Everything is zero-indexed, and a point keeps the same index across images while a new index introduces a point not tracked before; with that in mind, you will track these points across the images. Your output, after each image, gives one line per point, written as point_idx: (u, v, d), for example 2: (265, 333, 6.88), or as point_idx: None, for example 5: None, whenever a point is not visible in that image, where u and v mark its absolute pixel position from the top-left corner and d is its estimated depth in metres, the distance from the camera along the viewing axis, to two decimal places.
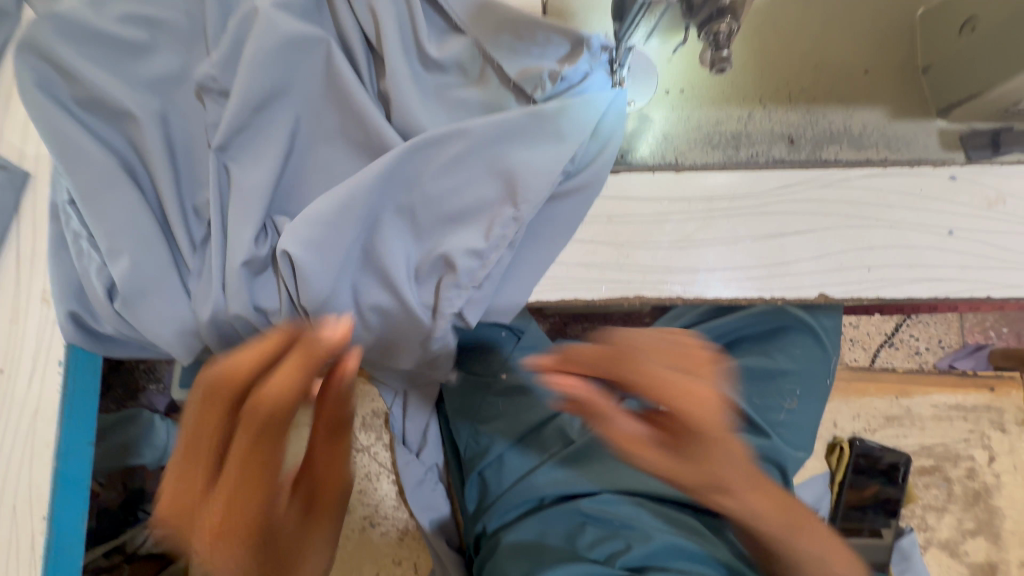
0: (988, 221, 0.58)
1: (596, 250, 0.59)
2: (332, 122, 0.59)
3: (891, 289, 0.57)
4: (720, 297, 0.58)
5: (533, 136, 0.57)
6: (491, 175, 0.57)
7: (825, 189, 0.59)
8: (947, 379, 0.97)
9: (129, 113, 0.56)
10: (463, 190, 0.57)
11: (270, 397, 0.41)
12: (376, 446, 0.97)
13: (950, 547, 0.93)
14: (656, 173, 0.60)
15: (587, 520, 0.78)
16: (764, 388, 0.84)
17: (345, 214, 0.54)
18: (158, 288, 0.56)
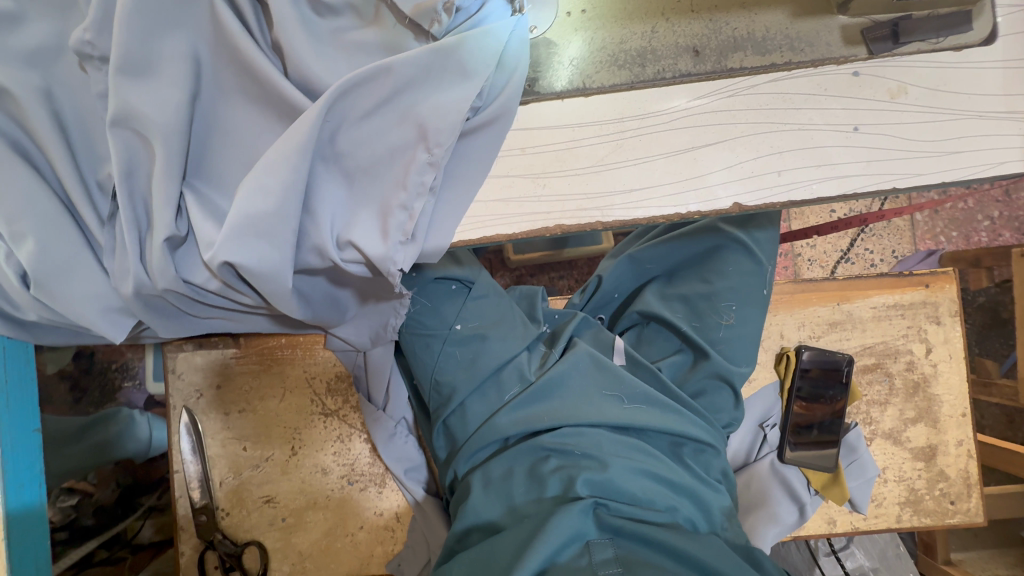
0: (891, 112, 0.59)
1: (513, 184, 0.59)
2: (229, 78, 0.57)
3: (802, 191, 0.59)
4: (639, 216, 0.59)
5: (437, 78, 0.56)
6: (402, 127, 0.56)
7: (732, 98, 0.59)
8: (886, 280, 1.01)
9: (8, 90, 0.53)
10: (378, 146, 0.56)
11: None
12: (345, 409, 0.99)
13: (894, 436, 0.99)
14: (565, 100, 0.60)
15: (551, 453, 0.76)
16: (700, 310, 0.90)
17: (281, 189, 0.53)
18: (76, 269, 0.56)
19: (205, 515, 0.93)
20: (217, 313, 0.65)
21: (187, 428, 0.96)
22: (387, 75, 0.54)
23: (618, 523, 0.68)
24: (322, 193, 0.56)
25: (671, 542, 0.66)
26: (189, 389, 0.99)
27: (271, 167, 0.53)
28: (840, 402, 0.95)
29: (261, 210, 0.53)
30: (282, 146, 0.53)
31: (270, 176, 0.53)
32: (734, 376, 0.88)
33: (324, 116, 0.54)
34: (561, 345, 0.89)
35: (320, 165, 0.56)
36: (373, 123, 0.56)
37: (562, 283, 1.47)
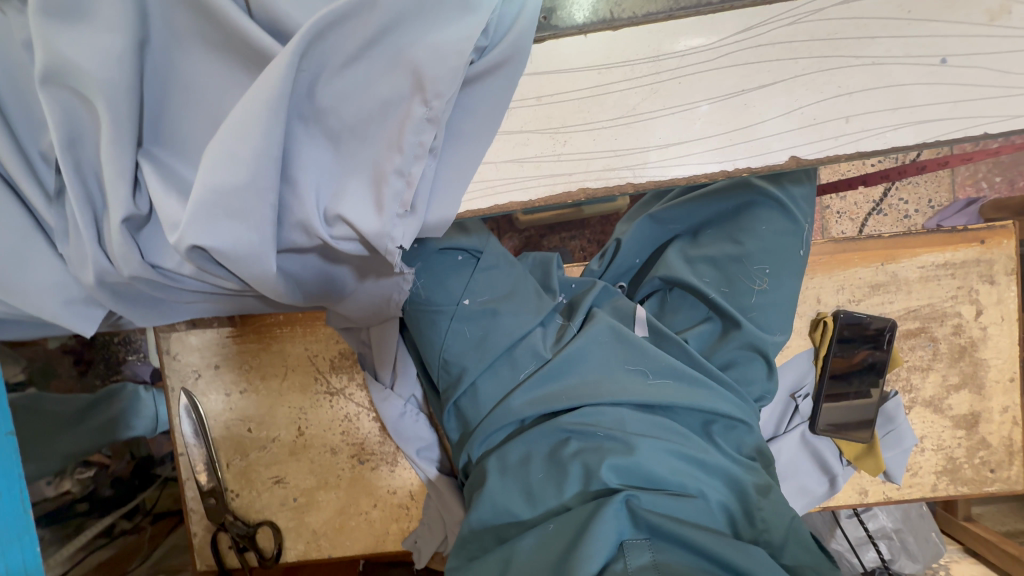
0: (989, 39, 0.48)
1: (528, 140, 0.50)
2: (176, 18, 0.46)
3: (872, 141, 0.49)
4: (677, 177, 0.50)
5: (433, 12, 0.46)
6: (393, 74, 0.46)
7: (793, 26, 0.48)
8: (936, 237, 0.92)
9: None
10: (366, 99, 0.47)
11: None
12: (351, 387, 0.94)
13: (935, 404, 0.93)
14: (590, 35, 0.49)
15: (572, 435, 0.70)
16: (730, 274, 0.82)
17: (251, 156, 0.44)
18: (26, 257, 0.48)
19: (214, 498, 0.90)
20: (194, 299, 0.58)
21: (186, 411, 0.90)
22: (372, 9, 0.44)
23: (656, 521, 0.60)
24: (302, 158, 0.48)
25: (713, 548, 0.58)
26: (187, 369, 0.94)
27: (237, 130, 0.44)
28: (880, 356, 0.87)
29: (230, 182, 0.44)
30: (248, 102, 0.43)
31: (237, 141, 0.44)
32: (768, 347, 0.81)
33: (297, 65, 0.44)
34: (579, 317, 0.82)
35: (297, 124, 0.47)
36: (357, 71, 0.46)
37: (574, 244, 1.38)
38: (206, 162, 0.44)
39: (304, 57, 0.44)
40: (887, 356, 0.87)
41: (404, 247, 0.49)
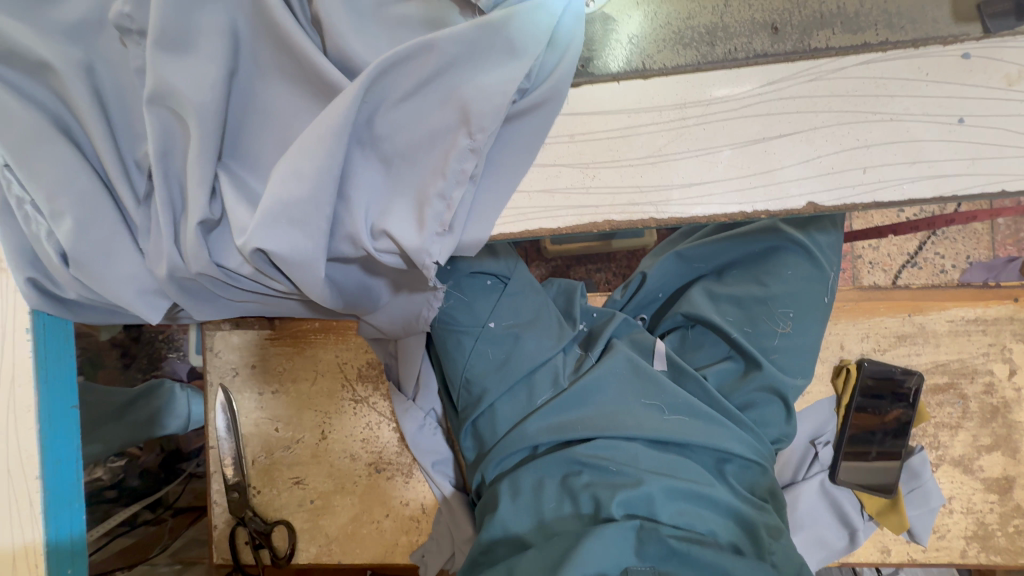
0: (1007, 103, 0.51)
1: (559, 174, 0.55)
2: (266, 54, 0.53)
3: (890, 191, 0.52)
4: (697, 215, 0.53)
5: (483, 57, 0.51)
6: (443, 109, 0.52)
7: (814, 83, 0.52)
8: (966, 292, 0.92)
9: (50, 66, 0.51)
10: (417, 129, 0.52)
11: None
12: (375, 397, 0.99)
13: (965, 464, 0.90)
14: (622, 82, 0.54)
15: (584, 468, 0.72)
16: (755, 314, 0.83)
17: (314, 174, 0.50)
18: (110, 249, 0.54)
19: (237, 493, 0.94)
20: (242, 298, 0.63)
21: (222, 407, 0.95)
22: (431, 52, 0.50)
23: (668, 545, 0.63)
24: (357, 177, 0.53)
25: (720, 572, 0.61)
26: (226, 366, 1.00)
27: (306, 150, 0.50)
28: (904, 413, 0.86)
29: (294, 196, 0.50)
30: (318, 128, 0.50)
31: (304, 160, 0.50)
32: (787, 389, 0.81)
33: (361, 97, 0.50)
34: (598, 348, 0.84)
35: (355, 148, 0.53)
36: (411, 104, 0.52)
37: (599, 276, 1.41)
38: (275, 178, 0.51)
39: (367, 92, 0.50)
40: (910, 416, 0.86)
41: (439, 263, 0.53)
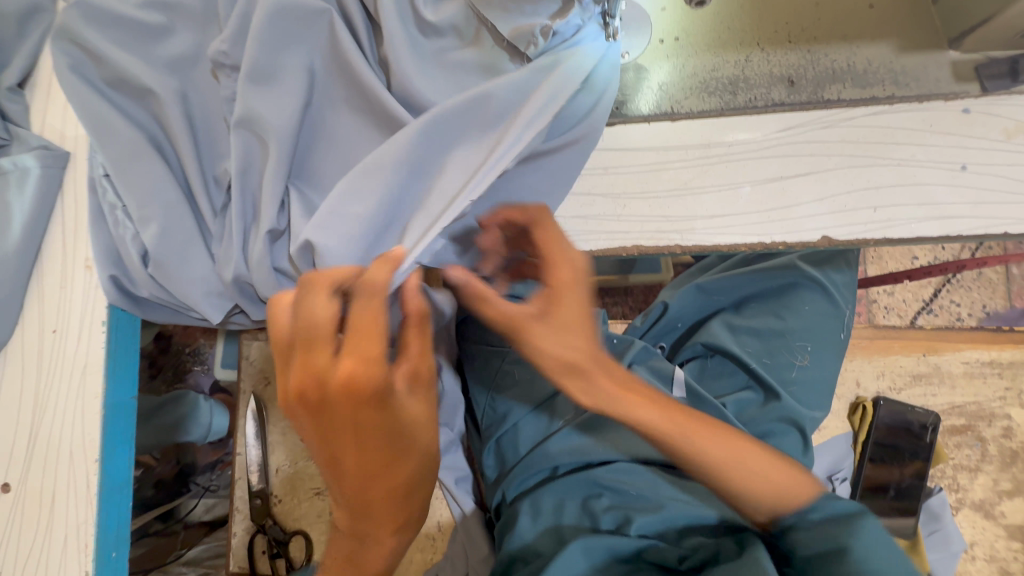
0: (1006, 153, 0.56)
1: (593, 202, 0.60)
2: (339, 89, 0.61)
3: (899, 229, 0.56)
4: (721, 243, 0.58)
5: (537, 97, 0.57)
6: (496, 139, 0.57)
7: (827, 130, 0.58)
8: (979, 335, 0.94)
9: (152, 92, 0.59)
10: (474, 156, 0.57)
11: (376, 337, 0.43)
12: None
13: (985, 508, 0.89)
14: (653, 123, 0.60)
15: (604, 491, 0.74)
16: (773, 347, 0.85)
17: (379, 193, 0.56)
18: (184, 253, 0.60)
19: (260, 500, 0.97)
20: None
21: (254, 415, 1.00)
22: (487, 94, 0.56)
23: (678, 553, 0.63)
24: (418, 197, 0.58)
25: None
26: (257, 376, 1.04)
27: (365, 172, 0.56)
28: (917, 462, 0.86)
29: (358, 211, 0.56)
30: (384, 153, 0.56)
31: (367, 181, 0.56)
32: (805, 421, 0.82)
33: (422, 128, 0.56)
34: None
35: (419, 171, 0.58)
36: (453, 137, 0.57)
37: (616, 309, 1.43)
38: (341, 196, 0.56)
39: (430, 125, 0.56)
40: (923, 464, 0.87)
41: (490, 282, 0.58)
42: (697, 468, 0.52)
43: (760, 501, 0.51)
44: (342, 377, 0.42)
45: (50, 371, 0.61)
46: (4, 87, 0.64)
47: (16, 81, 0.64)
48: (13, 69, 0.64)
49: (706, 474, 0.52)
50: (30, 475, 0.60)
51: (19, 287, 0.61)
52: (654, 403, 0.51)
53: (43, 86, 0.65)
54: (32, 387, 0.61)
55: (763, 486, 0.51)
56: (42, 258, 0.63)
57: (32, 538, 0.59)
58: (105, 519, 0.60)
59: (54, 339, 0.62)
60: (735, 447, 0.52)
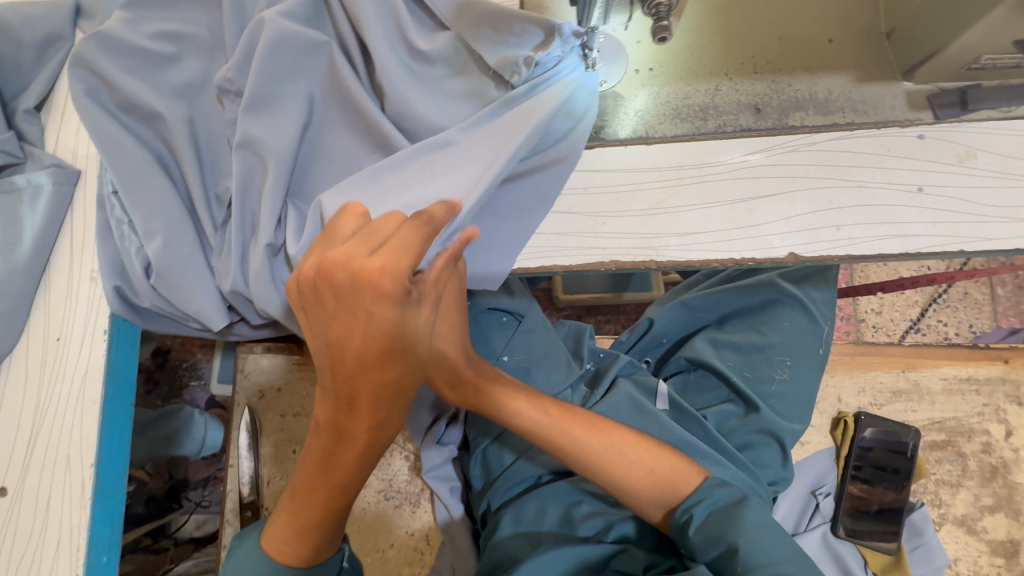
0: (959, 176, 0.60)
1: (573, 220, 0.64)
2: (336, 113, 0.65)
3: (862, 246, 0.59)
4: (693, 258, 0.61)
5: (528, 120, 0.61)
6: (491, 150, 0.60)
7: (791, 154, 0.62)
8: (957, 351, 0.96)
9: (161, 116, 0.63)
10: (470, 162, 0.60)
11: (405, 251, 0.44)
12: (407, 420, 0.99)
13: (968, 524, 0.90)
14: (629, 146, 0.65)
15: (584, 498, 0.76)
16: (753, 361, 0.87)
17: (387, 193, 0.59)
18: (184, 265, 0.63)
19: (250, 511, 0.97)
20: (273, 320, 0.69)
21: (246, 426, 1.01)
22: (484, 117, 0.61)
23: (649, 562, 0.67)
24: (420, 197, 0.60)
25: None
26: (252, 389, 1.06)
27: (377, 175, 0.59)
28: (904, 486, 0.87)
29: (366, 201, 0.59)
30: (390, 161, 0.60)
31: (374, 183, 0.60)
32: (784, 433, 0.84)
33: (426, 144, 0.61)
34: (603, 387, 0.88)
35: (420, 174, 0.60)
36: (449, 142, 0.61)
37: (609, 327, 1.45)
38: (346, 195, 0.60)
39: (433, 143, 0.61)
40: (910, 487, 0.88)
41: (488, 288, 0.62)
42: (582, 471, 0.65)
43: (643, 493, 0.64)
44: (368, 269, 0.42)
45: (52, 378, 0.64)
46: (22, 110, 0.68)
47: (33, 103, 0.68)
48: (31, 93, 0.69)
49: (591, 475, 0.65)
50: (26, 479, 0.62)
51: (27, 297, 0.64)
52: (546, 410, 0.67)
53: (58, 109, 0.70)
54: (34, 393, 0.63)
55: (619, 459, 0.65)
56: (50, 269, 0.66)
57: (26, 541, 0.60)
58: (97, 522, 0.62)
59: (58, 346, 0.65)
60: (616, 449, 0.65)
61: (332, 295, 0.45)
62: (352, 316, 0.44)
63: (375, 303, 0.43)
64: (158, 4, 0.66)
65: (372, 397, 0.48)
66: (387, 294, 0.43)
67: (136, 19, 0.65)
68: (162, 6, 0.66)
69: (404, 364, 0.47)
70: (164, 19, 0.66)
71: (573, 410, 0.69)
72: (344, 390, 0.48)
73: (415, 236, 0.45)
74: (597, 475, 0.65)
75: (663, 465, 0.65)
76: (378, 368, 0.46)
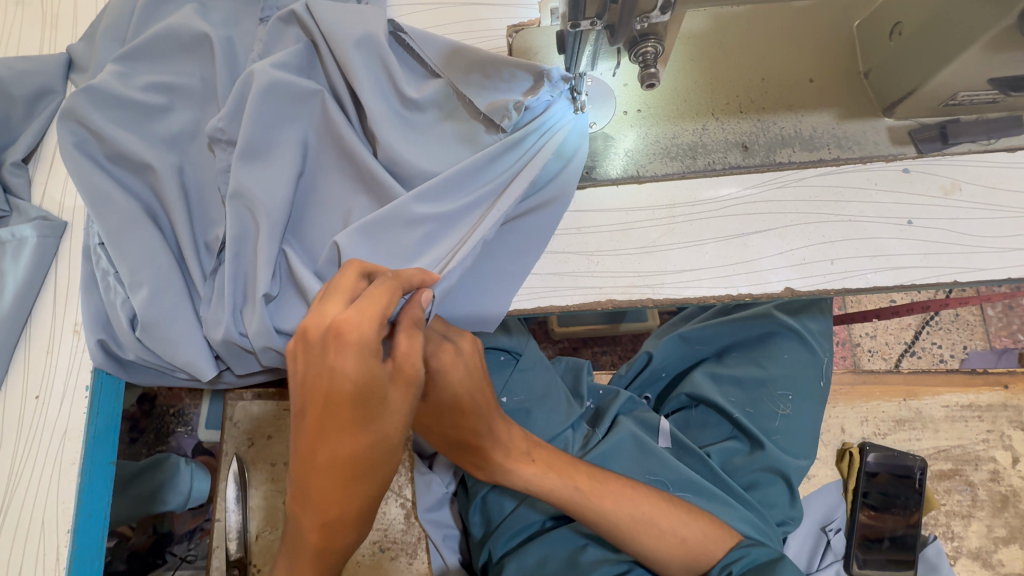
0: (946, 208, 0.61)
1: (568, 260, 0.63)
2: (330, 159, 0.65)
3: (857, 279, 0.59)
4: (690, 296, 0.61)
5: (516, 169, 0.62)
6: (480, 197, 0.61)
7: (781, 190, 0.63)
8: (956, 378, 0.96)
9: (151, 166, 0.63)
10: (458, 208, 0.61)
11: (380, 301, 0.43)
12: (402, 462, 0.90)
13: (983, 557, 0.88)
14: (621, 186, 0.65)
15: (589, 541, 0.73)
16: (756, 396, 0.86)
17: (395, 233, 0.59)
18: (172, 318, 0.61)
19: (238, 570, 0.92)
20: (265, 369, 0.67)
21: (234, 476, 0.97)
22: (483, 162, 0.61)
23: None
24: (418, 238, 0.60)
25: None
26: (241, 437, 1.02)
27: (368, 228, 0.58)
28: (914, 514, 0.85)
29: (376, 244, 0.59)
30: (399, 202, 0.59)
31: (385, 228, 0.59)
32: (790, 469, 0.82)
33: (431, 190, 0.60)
34: (605, 425, 0.85)
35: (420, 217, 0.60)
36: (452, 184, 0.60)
37: (606, 358, 1.43)
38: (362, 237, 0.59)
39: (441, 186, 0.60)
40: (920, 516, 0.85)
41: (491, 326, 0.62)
42: (614, 539, 0.64)
43: (673, 560, 0.64)
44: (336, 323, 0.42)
45: (29, 437, 0.61)
46: (9, 163, 0.67)
47: (20, 156, 0.68)
48: (19, 146, 0.68)
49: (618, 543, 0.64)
50: None
51: (6, 353, 0.62)
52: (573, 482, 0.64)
53: (47, 161, 0.69)
54: (8, 456, 0.60)
55: (646, 529, 0.63)
56: (31, 323, 0.64)
57: None
58: None
59: (36, 405, 0.62)
60: (647, 518, 0.63)
61: (310, 351, 0.43)
62: (327, 379, 0.42)
63: (347, 362, 0.41)
64: (149, 57, 0.66)
65: (339, 476, 0.45)
66: (354, 345, 0.41)
67: (127, 71, 0.66)
68: (154, 57, 0.67)
69: (367, 437, 0.43)
70: (155, 71, 0.67)
71: (600, 476, 0.66)
72: (312, 468, 0.45)
73: (384, 291, 0.44)
74: (628, 543, 0.64)
75: (693, 534, 0.64)
76: (347, 438, 0.43)
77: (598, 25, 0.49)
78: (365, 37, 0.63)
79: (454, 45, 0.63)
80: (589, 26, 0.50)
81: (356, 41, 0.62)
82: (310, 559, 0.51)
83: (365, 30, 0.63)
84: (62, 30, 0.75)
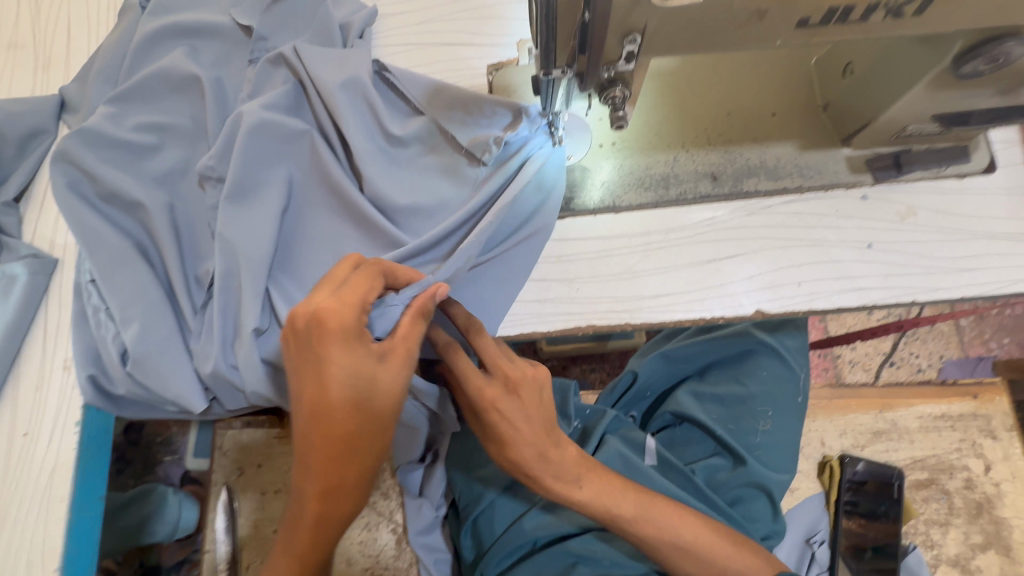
0: (903, 232, 0.65)
1: (550, 287, 0.66)
2: (317, 194, 0.67)
3: (823, 301, 0.63)
4: (667, 320, 0.64)
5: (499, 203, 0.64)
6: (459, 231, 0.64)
7: (750, 218, 0.66)
8: (928, 389, 0.99)
9: (142, 204, 0.65)
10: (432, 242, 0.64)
11: (364, 289, 0.48)
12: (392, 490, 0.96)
13: (962, 564, 0.91)
14: (599, 216, 0.68)
15: (578, 560, 0.74)
16: (736, 412, 0.88)
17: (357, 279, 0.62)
18: (162, 352, 0.63)
19: None
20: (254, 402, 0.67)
21: (224, 505, 0.94)
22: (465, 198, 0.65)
23: None
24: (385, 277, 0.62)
25: None
26: (230, 466, 1.02)
27: None
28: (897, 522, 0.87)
29: None
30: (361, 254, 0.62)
31: None
32: (771, 484, 0.84)
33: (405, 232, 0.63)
34: (592, 444, 0.87)
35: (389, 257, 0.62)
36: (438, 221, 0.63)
37: (595, 375, 1.45)
38: None
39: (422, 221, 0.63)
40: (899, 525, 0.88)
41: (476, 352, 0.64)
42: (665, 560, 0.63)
43: None
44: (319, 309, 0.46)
45: (17, 475, 0.61)
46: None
47: (12, 196, 0.69)
48: (10, 185, 0.70)
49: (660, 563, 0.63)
50: None
51: None
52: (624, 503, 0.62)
53: (37, 199, 0.71)
54: None
55: (696, 554, 0.62)
56: (20, 360, 0.65)
57: None
58: None
59: (25, 442, 0.62)
60: (697, 544, 0.62)
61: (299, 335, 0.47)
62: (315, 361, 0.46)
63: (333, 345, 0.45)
64: (140, 99, 0.69)
65: (330, 455, 0.47)
66: (337, 331, 0.45)
67: (119, 113, 0.68)
68: (146, 99, 0.69)
69: (360, 415, 0.46)
70: (147, 111, 0.69)
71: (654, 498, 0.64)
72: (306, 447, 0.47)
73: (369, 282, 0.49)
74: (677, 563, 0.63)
75: (743, 559, 0.63)
76: (338, 417, 0.46)
77: (569, 73, 0.53)
78: (351, 79, 0.66)
79: (436, 85, 0.67)
80: (561, 74, 0.53)
81: (342, 83, 0.66)
82: (305, 536, 0.52)
83: (351, 73, 0.66)
84: (54, 71, 0.77)
